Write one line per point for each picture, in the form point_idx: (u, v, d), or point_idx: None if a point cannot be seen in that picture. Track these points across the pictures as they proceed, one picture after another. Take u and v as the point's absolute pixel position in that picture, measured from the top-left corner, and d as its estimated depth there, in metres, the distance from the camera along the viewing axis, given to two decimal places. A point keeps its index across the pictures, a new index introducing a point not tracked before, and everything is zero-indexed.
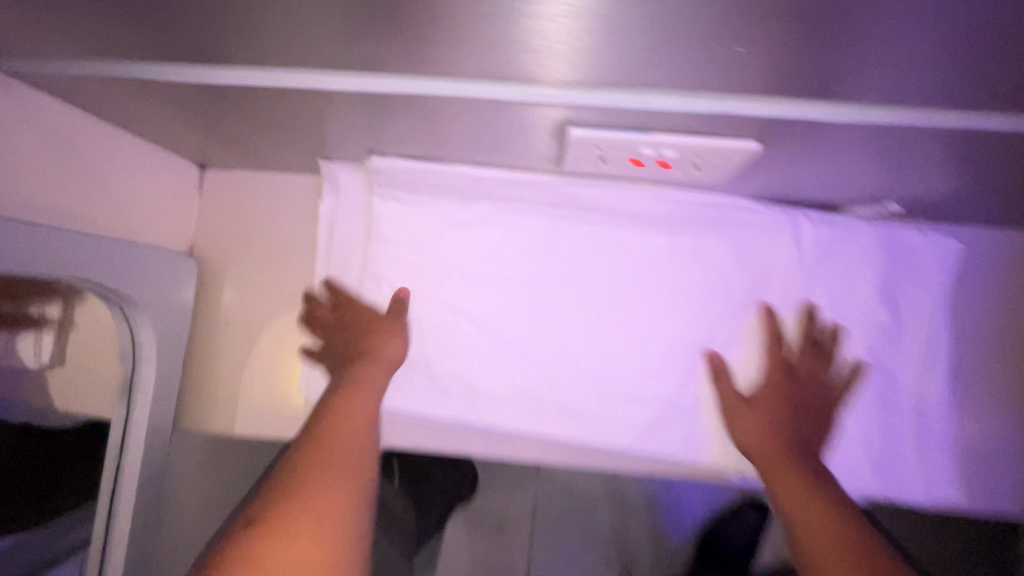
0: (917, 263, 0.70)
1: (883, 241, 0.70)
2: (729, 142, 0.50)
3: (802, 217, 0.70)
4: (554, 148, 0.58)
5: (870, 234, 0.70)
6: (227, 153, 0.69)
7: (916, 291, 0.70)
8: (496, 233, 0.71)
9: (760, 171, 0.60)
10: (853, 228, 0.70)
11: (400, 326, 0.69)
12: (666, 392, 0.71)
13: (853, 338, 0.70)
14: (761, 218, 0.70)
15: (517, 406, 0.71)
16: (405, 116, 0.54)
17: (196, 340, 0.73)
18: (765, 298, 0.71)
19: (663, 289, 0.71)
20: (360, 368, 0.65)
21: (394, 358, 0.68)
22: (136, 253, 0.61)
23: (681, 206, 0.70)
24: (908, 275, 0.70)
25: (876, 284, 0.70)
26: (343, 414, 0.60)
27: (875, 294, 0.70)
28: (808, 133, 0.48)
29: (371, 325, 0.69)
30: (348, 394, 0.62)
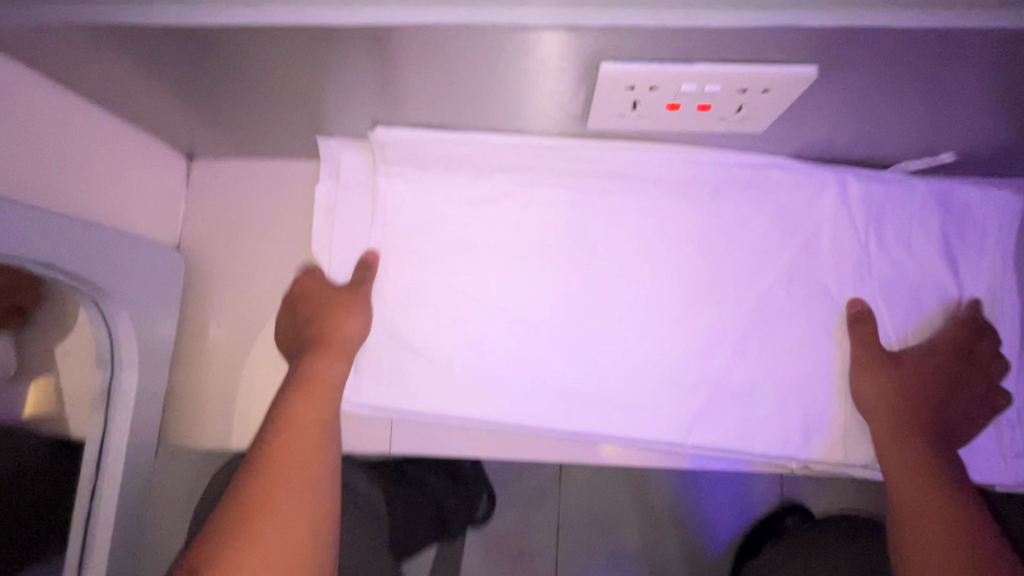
0: (977, 220, 0.59)
1: (936, 196, 0.59)
2: (789, 67, 0.39)
3: (846, 173, 0.59)
4: (581, 100, 0.48)
5: (924, 189, 0.59)
6: (220, 137, 0.61)
7: (980, 252, 0.59)
8: (512, 209, 0.61)
9: (819, 119, 0.50)
10: (903, 182, 0.59)
11: (363, 301, 0.61)
12: (713, 385, 0.60)
13: (911, 315, 0.59)
14: (799, 177, 0.59)
15: (541, 403, 0.60)
16: (411, 71, 0.45)
17: (183, 346, 0.64)
18: (814, 273, 0.60)
19: (719, 273, 0.60)
20: (315, 359, 0.58)
21: (353, 340, 0.59)
22: (123, 241, 0.53)
23: (729, 170, 0.59)
24: (970, 235, 0.59)
25: (938, 247, 0.59)
26: (295, 422, 0.53)
27: (941, 260, 0.59)
28: (886, 52, 0.38)
29: (327, 300, 0.61)
30: (300, 397, 0.55)
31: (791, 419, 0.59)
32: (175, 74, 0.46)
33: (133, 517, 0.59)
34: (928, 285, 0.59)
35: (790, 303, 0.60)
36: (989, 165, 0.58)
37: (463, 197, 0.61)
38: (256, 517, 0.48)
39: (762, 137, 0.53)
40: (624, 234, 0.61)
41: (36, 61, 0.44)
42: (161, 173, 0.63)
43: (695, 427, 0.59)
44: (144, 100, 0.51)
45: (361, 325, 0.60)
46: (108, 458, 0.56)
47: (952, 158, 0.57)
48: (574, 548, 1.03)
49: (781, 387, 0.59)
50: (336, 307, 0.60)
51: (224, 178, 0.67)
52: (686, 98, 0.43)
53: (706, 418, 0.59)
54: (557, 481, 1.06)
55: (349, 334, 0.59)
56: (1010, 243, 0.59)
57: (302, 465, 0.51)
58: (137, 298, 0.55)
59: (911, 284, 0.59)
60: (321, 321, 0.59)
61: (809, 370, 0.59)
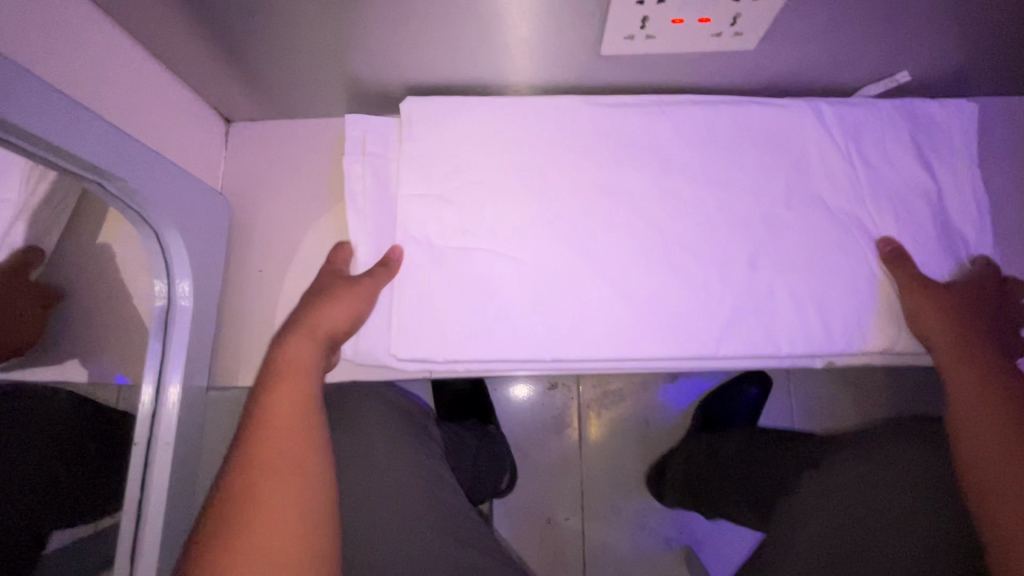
0: (940, 129, 0.66)
1: (902, 111, 0.65)
2: None
3: (818, 101, 0.66)
4: (596, 29, 0.55)
5: (889, 106, 0.65)
6: (259, 95, 0.66)
7: (946, 156, 0.66)
8: (528, 148, 0.65)
9: (797, 49, 0.58)
10: (869, 103, 0.65)
11: (358, 292, 0.62)
12: (730, 297, 0.63)
13: (898, 221, 0.64)
14: (779, 107, 0.65)
15: (570, 325, 0.63)
16: (450, 9, 0.52)
17: (227, 296, 0.69)
18: (808, 189, 0.65)
19: (721, 198, 0.65)
20: (289, 345, 0.58)
21: (341, 325, 0.61)
22: (184, 184, 0.58)
23: (717, 104, 0.66)
24: (935, 143, 0.66)
25: (912, 157, 0.65)
26: (272, 407, 0.54)
27: (916, 166, 0.65)
28: None
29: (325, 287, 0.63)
30: (275, 384, 0.55)
31: (810, 321, 0.63)
32: (236, 20, 0.52)
33: (186, 452, 0.63)
34: (908, 189, 0.65)
35: (792, 216, 0.64)
36: (948, 83, 0.66)
37: (483, 137, 0.65)
38: (246, 498, 0.48)
39: (753, 63, 0.61)
40: (635, 168, 0.65)
41: (112, 4, 0.49)
42: (202, 133, 0.67)
43: (725, 337, 0.63)
44: (199, 52, 0.57)
45: (347, 313, 0.61)
46: (166, 393, 0.60)
47: (917, 78, 0.64)
48: (598, 509, 1.06)
49: (795, 294, 0.63)
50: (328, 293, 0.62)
51: (259, 142, 0.72)
52: (688, 12, 0.50)
53: (732, 329, 0.63)
54: (579, 446, 1.08)
55: (328, 318, 0.60)
56: (970, 145, 0.66)
57: (288, 443, 0.52)
58: (191, 235, 0.60)
59: (893, 192, 0.65)
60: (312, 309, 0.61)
61: (818, 281, 0.63)
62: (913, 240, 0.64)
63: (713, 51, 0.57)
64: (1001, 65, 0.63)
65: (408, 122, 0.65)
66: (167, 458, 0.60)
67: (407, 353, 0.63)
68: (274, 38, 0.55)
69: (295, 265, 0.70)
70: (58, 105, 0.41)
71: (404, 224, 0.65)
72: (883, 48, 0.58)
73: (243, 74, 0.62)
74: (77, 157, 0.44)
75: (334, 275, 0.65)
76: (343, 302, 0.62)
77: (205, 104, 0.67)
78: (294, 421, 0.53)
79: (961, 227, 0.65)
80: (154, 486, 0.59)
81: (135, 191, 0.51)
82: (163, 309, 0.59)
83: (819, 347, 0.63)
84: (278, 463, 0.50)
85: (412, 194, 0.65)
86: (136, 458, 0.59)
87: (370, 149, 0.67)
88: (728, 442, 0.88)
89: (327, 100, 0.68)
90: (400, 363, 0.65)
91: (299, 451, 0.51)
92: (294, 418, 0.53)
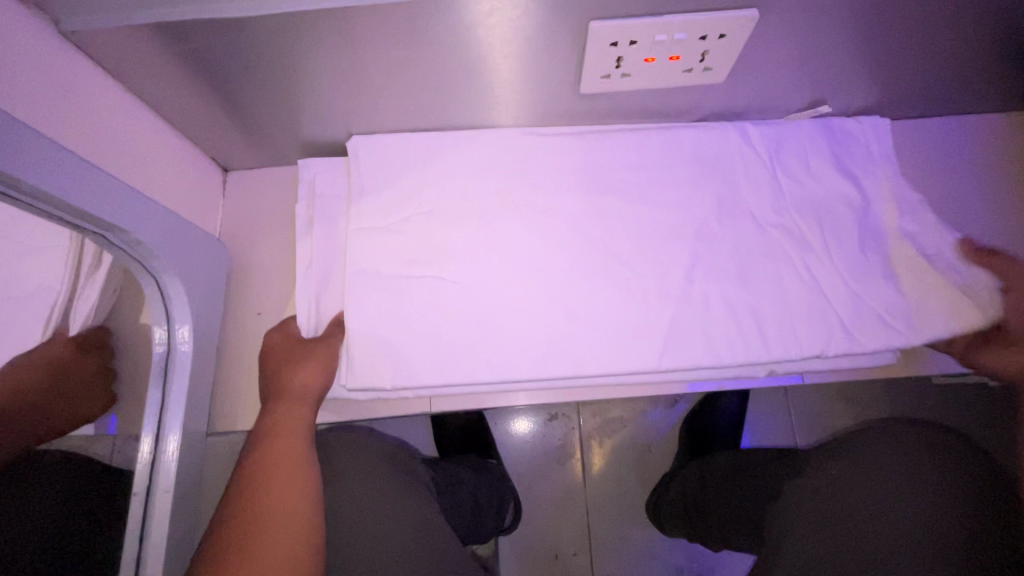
0: (857, 144, 0.69)
1: (821, 129, 0.68)
2: (731, 21, 0.50)
3: (744, 123, 0.69)
4: (574, 68, 0.58)
5: (810, 124, 0.68)
6: (255, 144, 0.69)
7: (868, 166, 0.68)
8: (517, 180, 0.68)
9: (764, 82, 0.62)
10: (790, 122, 0.69)
11: (324, 353, 0.63)
12: (675, 312, 0.63)
13: (841, 232, 0.66)
14: (707, 132, 0.68)
15: (558, 350, 0.63)
16: (436, 57, 0.55)
17: (227, 340, 0.69)
18: (742, 207, 0.67)
19: (694, 219, 0.66)
20: (276, 412, 0.61)
21: (313, 387, 0.62)
22: (184, 231, 0.59)
23: (676, 132, 0.69)
24: (853, 155, 0.68)
25: (834, 168, 0.67)
26: (263, 470, 0.57)
27: (839, 179, 0.67)
28: (803, 8, 0.50)
29: (291, 355, 0.64)
30: (270, 452, 0.59)
31: (747, 332, 0.63)
32: (234, 72, 0.55)
33: (185, 500, 0.62)
34: (836, 199, 0.67)
35: (722, 230, 0.66)
36: (909, 101, 0.70)
37: (474, 174, 0.68)
38: (234, 565, 0.51)
39: (728, 95, 0.64)
40: (620, 196, 0.67)
41: (116, 64, 0.52)
42: (202, 182, 0.70)
43: (665, 352, 0.62)
44: (195, 104, 0.60)
45: (319, 373, 0.63)
46: (167, 441, 0.60)
47: (881, 99, 0.68)
48: (607, 542, 1.04)
49: (752, 308, 0.64)
50: (298, 356, 0.64)
51: (256, 188, 0.75)
52: (661, 49, 0.54)
53: (733, 348, 0.63)
54: (582, 478, 1.06)
55: (308, 383, 0.62)
56: (887, 151, 0.69)
57: (283, 507, 0.55)
58: (192, 281, 0.61)
59: (825, 204, 0.67)
60: (287, 372, 0.63)
61: (780, 296, 0.64)
62: (853, 250, 0.65)
63: (688, 86, 0.61)
64: (958, 84, 0.67)
65: (354, 158, 0.67)
66: (165, 507, 0.59)
67: (355, 385, 0.63)
68: (271, 88, 0.58)
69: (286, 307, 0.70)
70: (65, 159, 0.43)
71: (380, 253, 0.66)
72: (845, 74, 0.61)
73: (239, 125, 0.65)
74: (83, 211, 0.46)
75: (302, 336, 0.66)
76: (316, 363, 0.63)
77: (203, 156, 0.70)
78: (283, 483, 0.57)
79: (897, 231, 0.66)
80: (153, 535, 0.58)
81: (142, 243, 0.53)
82: (163, 357, 0.60)
83: (773, 354, 0.62)
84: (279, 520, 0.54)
85: (390, 225, 0.66)
86: (134, 510, 0.58)
87: (320, 189, 0.69)
88: (717, 463, 0.89)
89: (321, 147, 0.71)
90: (350, 394, 0.65)
91: (289, 516, 0.55)
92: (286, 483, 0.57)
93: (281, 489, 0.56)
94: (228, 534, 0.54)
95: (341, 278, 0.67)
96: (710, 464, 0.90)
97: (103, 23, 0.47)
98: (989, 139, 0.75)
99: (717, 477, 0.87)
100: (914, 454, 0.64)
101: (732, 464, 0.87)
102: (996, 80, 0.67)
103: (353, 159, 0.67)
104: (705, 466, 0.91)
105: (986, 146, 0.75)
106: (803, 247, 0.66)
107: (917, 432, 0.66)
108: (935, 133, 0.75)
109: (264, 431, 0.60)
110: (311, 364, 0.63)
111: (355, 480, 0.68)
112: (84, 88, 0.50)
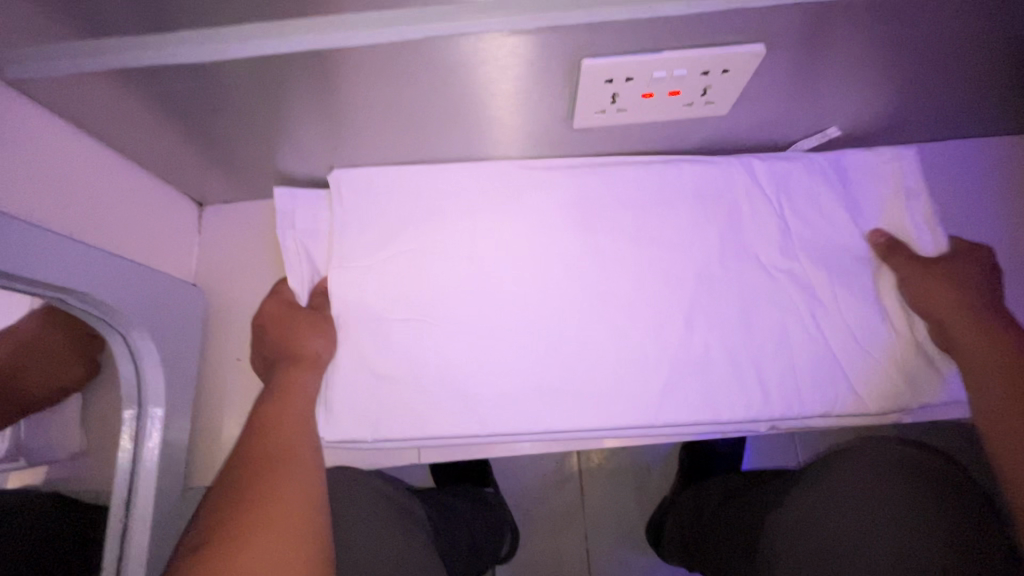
0: (866, 182, 0.65)
1: (832, 165, 0.65)
2: (732, 56, 0.46)
3: (749, 156, 0.65)
4: (565, 104, 0.54)
5: (820, 159, 0.65)
6: (230, 180, 0.66)
7: (875, 206, 0.65)
8: (507, 215, 0.64)
9: (768, 112, 0.58)
10: (797, 154, 0.65)
11: (327, 323, 0.62)
12: (675, 355, 0.61)
13: (845, 272, 0.63)
14: (711, 166, 0.65)
15: (553, 399, 0.60)
16: (417, 95, 0.51)
17: (205, 386, 0.66)
18: (744, 242, 0.64)
19: (696, 259, 0.63)
20: (285, 376, 0.60)
21: (323, 353, 0.60)
22: (150, 280, 0.56)
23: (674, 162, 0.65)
24: (861, 195, 0.65)
25: (843, 209, 0.64)
26: (272, 427, 0.55)
27: (848, 221, 0.64)
28: (809, 41, 0.46)
29: (291, 323, 0.63)
30: (274, 413, 0.56)
31: (751, 377, 0.60)
32: (202, 114, 0.51)
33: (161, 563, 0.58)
34: (843, 244, 0.64)
35: (728, 271, 0.63)
36: (920, 125, 0.66)
37: (463, 209, 0.64)
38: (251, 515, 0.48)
39: (729, 125, 0.60)
40: (616, 231, 0.64)
41: (72, 109, 0.49)
42: (176, 221, 0.66)
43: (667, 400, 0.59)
44: (162, 144, 0.56)
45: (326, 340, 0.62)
46: (139, 504, 0.56)
47: (889, 124, 0.64)
48: (607, 569, 1.01)
49: (756, 358, 0.61)
50: (302, 325, 0.62)
51: (233, 224, 0.71)
52: (658, 86, 0.50)
53: (738, 402, 0.60)
54: (581, 503, 1.04)
55: (311, 348, 0.60)
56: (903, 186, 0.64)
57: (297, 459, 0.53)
58: (161, 332, 0.57)
59: (830, 247, 0.64)
60: (291, 339, 0.61)
61: (784, 343, 0.61)
62: (861, 288, 0.62)
63: (687, 119, 0.57)
64: (973, 110, 0.63)
65: (335, 192, 0.64)
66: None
67: (332, 439, 0.60)
68: (243, 128, 0.54)
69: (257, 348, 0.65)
70: (11, 225, 0.40)
71: (362, 293, 0.62)
72: (852, 102, 0.58)
73: (212, 163, 0.61)
74: (34, 279, 0.43)
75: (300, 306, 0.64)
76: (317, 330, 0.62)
77: (176, 193, 0.67)
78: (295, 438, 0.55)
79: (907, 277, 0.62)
80: None
81: (101, 302, 0.50)
82: (134, 418, 0.56)
83: (775, 406, 0.60)
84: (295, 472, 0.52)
85: (370, 264, 0.63)
86: None
87: (300, 224, 0.65)
88: (712, 490, 0.86)
89: (301, 182, 0.67)
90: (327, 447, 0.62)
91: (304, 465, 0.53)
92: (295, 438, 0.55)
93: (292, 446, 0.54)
94: (235, 486, 0.51)
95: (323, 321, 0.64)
96: (710, 489, 0.87)
97: (51, 71, 0.43)
98: (1003, 164, 0.71)
99: (712, 504, 0.83)
100: (901, 471, 0.62)
101: (727, 486, 0.84)
102: (1013, 105, 0.63)
103: (336, 193, 0.63)
104: (704, 490, 0.88)
105: (1000, 171, 0.71)
106: (809, 293, 0.62)
107: (902, 453, 0.65)
108: (947, 158, 0.71)
109: (273, 393, 0.59)
110: (314, 329, 0.61)
111: (354, 517, 0.61)
112: (34, 137, 0.47)
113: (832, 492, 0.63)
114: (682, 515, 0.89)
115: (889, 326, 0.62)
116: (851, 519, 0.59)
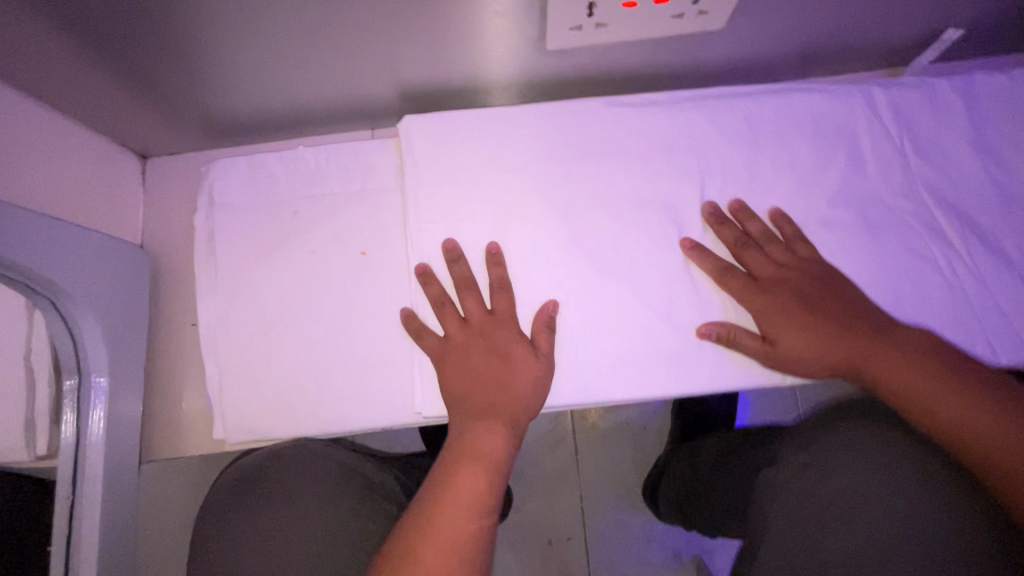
0: (995, 110, 0.60)
1: (959, 94, 0.60)
2: None
3: (869, 87, 0.61)
4: (536, 22, 0.47)
5: (943, 86, 0.61)
6: (172, 128, 0.60)
7: (1014, 132, 0.60)
8: (487, 160, 0.59)
9: (765, 22, 0.51)
10: (922, 86, 0.61)
11: (544, 362, 0.54)
12: (663, 305, 0.57)
13: (909, 210, 0.59)
14: (829, 98, 0.60)
15: (550, 361, 0.57)
16: (369, 16, 0.45)
17: (158, 354, 0.62)
18: (736, 182, 0.59)
19: (800, 203, 0.59)
20: (474, 429, 0.50)
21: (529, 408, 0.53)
22: (82, 237, 0.52)
23: (664, 103, 0.61)
24: (995, 121, 0.60)
25: (973, 145, 0.60)
26: (442, 497, 0.47)
27: (980, 156, 0.60)
28: None
29: (491, 350, 0.54)
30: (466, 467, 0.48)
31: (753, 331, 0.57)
32: (119, 46, 0.45)
33: (119, 538, 0.56)
34: (973, 177, 0.59)
35: (851, 215, 0.59)
36: (931, 40, 0.59)
37: (443, 155, 0.59)
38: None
39: (721, 41, 0.53)
40: (602, 173, 0.59)
41: None
42: (115, 174, 0.61)
43: (658, 355, 0.57)
44: (85, 86, 0.50)
45: (529, 392, 0.53)
46: (87, 478, 0.53)
47: (896, 37, 0.58)
48: (603, 526, 1.00)
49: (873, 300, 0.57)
50: (519, 365, 0.53)
51: (181, 176, 0.66)
52: None
53: (726, 361, 0.56)
54: (575, 462, 1.02)
55: (519, 403, 0.52)
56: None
57: (452, 534, 0.45)
58: (97, 297, 0.53)
59: (959, 183, 0.59)
60: (509, 380, 0.53)
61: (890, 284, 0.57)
62: (873, 232, 0.58)
63: (677, 34, 0.50)
64: (996, 17, 0.56)
65: (409, 140, 0.59)
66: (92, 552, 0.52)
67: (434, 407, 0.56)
68: (172, 66, 0.49)
69: (205, 313, 0.60)
70: None
71: (427, 248, 0.58)
72: (854, 10, 0.51)
73: (148, 108, 0.55)
74: None
75: (488, 331, 0.55)
76: (534, 383, 0.53)
77: (116, 144, 0.61)
78: (461, 508, 0.46)
79: None
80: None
81: (18, 265, 0.45)
82: (74, 389, 0.52)
83: (770, 362, 0.56)
84: (456, 547, 0.44)
85: (427, 220, 0.59)
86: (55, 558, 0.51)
87: (231, 194, 0.61)
88: (703, 447, 0.82)
89: (254, 125, 0.61)
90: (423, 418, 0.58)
91: (460, 538, 0.45)
92: (461, 506, 0.46)
93: (453, 519, 0.45)
94: (419, 534, 0.45)
95: (327, 284, 0.60)
96: (703, 445, 0.83)
97: None
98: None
99: (706, 466, 0.79)
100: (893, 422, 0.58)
101: (720, 443, 0.81)
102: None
103: (411, 139, 0.59)
104: (695, 447, 0.84)
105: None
106: (942, 237, 0.58)
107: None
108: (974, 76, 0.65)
109: (466, 446, 0.50)
110: (536, 383, 0.53)
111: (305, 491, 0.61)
112: None
113: (825, 450, 0.58)
114: (674, 475, 0.85)
115: (937, 269, 0.57)
116: (843, 485, 0.55)
